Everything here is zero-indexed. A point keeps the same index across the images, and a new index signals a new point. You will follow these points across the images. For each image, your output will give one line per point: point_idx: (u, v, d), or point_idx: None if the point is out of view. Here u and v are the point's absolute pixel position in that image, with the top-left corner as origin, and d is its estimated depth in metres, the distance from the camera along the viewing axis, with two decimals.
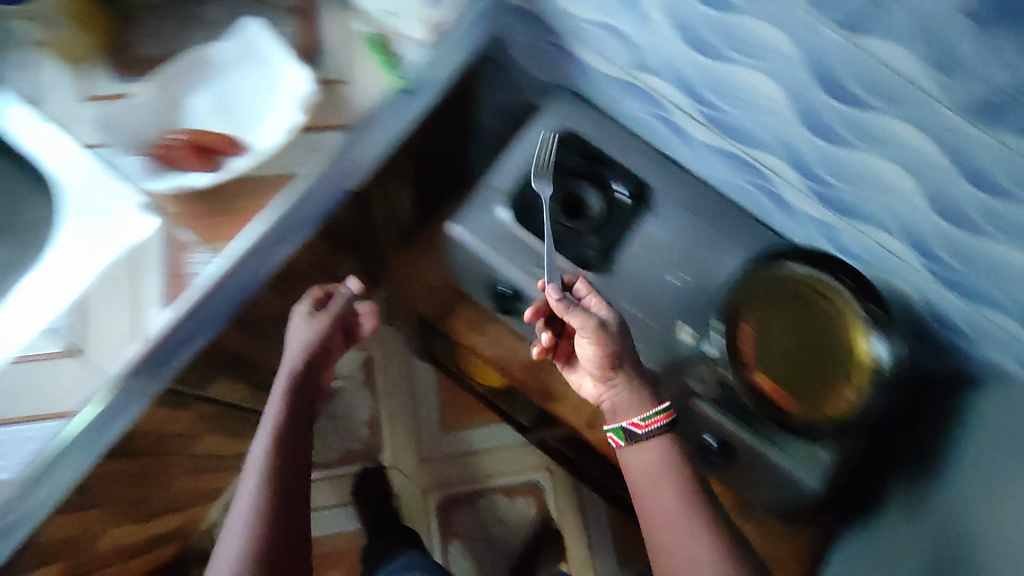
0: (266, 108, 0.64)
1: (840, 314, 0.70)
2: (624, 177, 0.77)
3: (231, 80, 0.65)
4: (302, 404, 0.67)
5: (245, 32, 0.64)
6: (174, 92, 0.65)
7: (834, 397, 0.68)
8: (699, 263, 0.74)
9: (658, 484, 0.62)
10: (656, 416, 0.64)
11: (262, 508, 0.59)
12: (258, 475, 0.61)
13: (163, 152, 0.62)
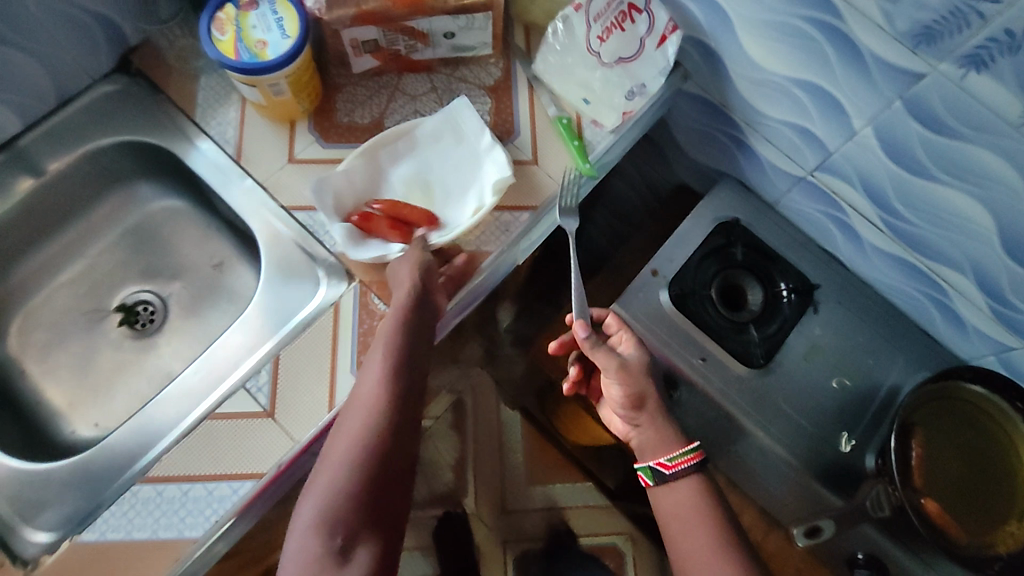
0: (465, 190, 0.64)
1: (1010, 441, 0.67)
2: (788, 275, 0.77)
3: (433, 158, 0.65)
4: (411, 337, 0.54)
5: (456, 114, 0.65)
6: (378, 165, 0.64)
7: (1005, 530, 0.65)
8: (860, 368, 0.74)
9: (689, 528, 0.55)
10: (682, 456, 0.58)
11: (366, 441, 0.48)
12: (366, 397, 0.50)
13: (364, 223, 0.62)
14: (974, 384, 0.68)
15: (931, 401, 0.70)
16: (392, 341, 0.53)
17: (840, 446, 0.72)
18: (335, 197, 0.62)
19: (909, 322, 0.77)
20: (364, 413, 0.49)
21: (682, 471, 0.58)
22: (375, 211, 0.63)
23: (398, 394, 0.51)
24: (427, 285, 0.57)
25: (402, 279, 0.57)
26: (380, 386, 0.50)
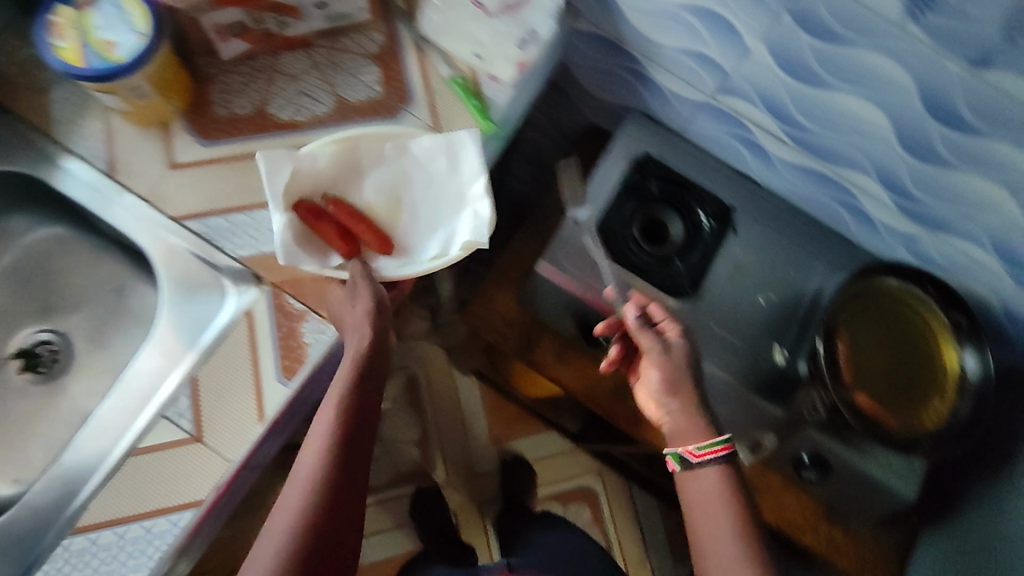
0: (434, 217, 0.64)
1: (927, 324, 0.72)
2: (705, 202, 0.78)
3: (414, 180, 0.63)
4: (361, 386, 0.54)
5: (459, 142, 0.61)
6: (353, 162, 0.62)
7: (931, 406, 0.70)
8: (785, 280, 0.76)
9: (710, 512, 0.56)
10: (713, 446, 0.58)
11: (318, 502, 0.48)
12: (313, 468, 0.49)
13: (313, 216, 0.60)
14: (889, 277, 0.73)
15: (851, 298, 0.72)
16: (342, 408, 0.52)
17: (774, 357, 0.74)
18: (291, 176, 0.59)
19: (822, 228, 0.80)
20: (313, 486, 0.49)
21: (713, 461, 0.58)
22: (330, 210, 0.61)
23: (346, 469, 0.50)
24: (382, 335, 0.56)
25: (358, 328, 0.55)
26: (331, 456, 0.50)
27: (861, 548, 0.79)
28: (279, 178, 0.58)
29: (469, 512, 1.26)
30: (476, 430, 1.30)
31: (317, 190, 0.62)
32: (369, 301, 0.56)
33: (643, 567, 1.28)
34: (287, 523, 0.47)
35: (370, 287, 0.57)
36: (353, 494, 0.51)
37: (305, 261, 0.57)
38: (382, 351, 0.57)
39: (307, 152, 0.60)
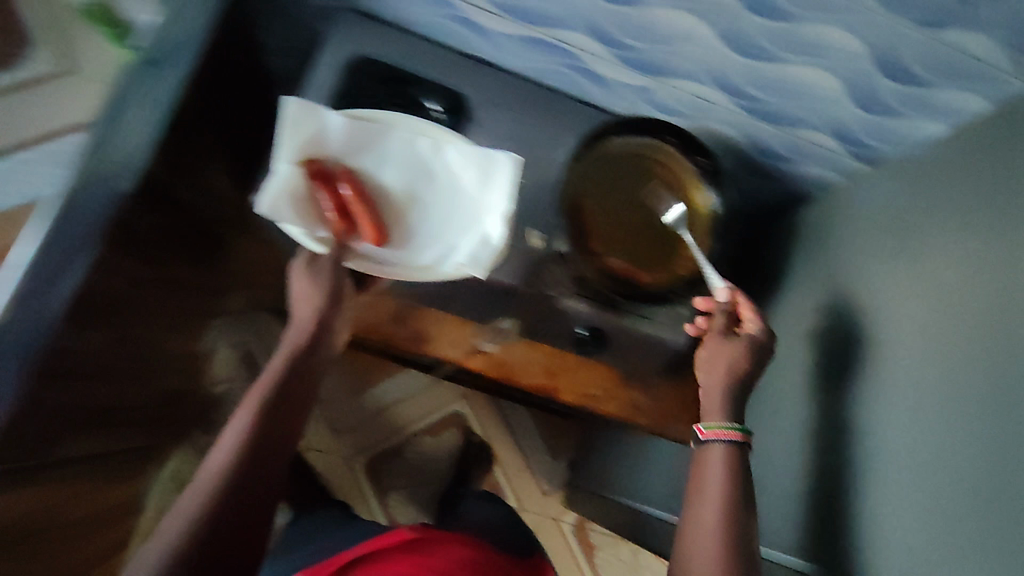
0: (463, 220, 0.71)
1: (669, 172, 0.73)
2: (435, 96, 0.72)
3: (433, 181, 0.71)
4: (280, 388, 0.61)
5: (497, 162, 0.69)
6: (375, 142, 0.68)
7: (681, 251, 0.73)
8: (532, 160, 0.74)
9: (711, 480, 0.62)
10: (730, 429, 0.64)
11: (219, 480, 0.54)
12: (223, 454, 0.55)
13: (319, 181, 0.65)
14: (618, 137, 0.71)
15: (589, 167, 0.71)
16: (263, 407, 0.59)
17: (529, 241, 0.72)
18: (316, 134, 0.66)
19: (567, 99, 0.76)
20: (227, 466, 0.54)
21: (718, 440, 0.64)
22: (339, 180, 0.67)
23: (256, 462, 0.56)
24: (314, 342, 0.64)
25: (301, 323, 0.64)
26: (240, 444, 0.56)
27: (665, 403, 0.82)
28: (302, 131, 0.65)
29: (338, 468, 1.23)
30: (329, 387, 1.25)
31: (335, 156, 0.67)
32: (320, 292, 0.64)
33: (525, 470, 1.32)
34: (199, 491, 0.53)
35: (331, 272, 0.65)
36: (257, 484, 0.56)
37: (289, 219, 0.63)
38: (312, 359, 0.64)
39: (337, 123, 0.66)
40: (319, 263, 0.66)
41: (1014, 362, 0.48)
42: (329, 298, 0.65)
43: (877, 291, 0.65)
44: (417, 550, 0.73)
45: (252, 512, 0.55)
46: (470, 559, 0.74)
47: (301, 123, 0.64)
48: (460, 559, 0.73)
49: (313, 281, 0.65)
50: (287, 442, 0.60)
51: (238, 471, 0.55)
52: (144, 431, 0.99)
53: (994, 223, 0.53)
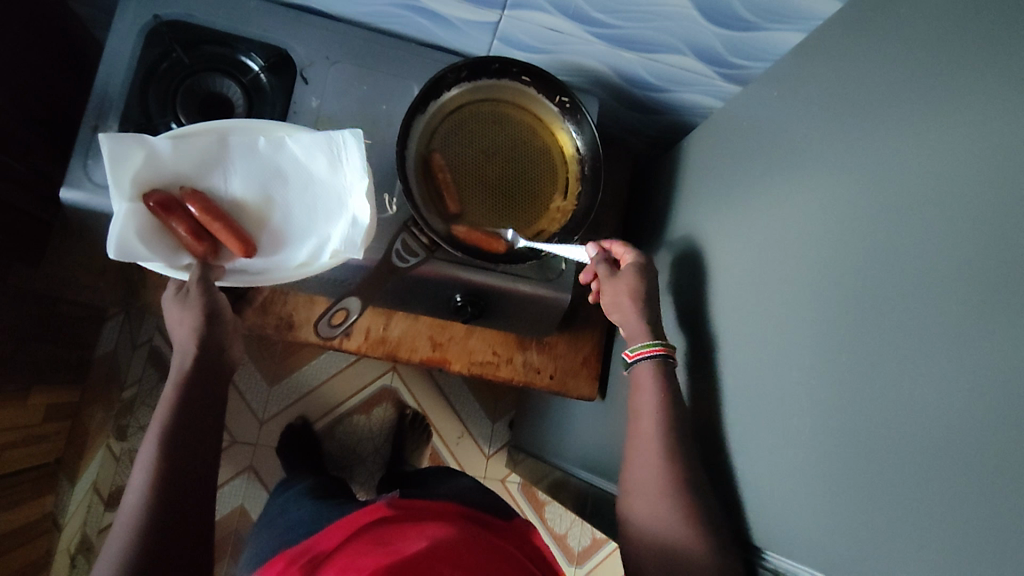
0: (334, 213, 0.62)
1: (528, 116, 0.69)
2: (254, 55, 0.64)
3: (289, 179, 0.62)
4: (203, 369, 0.58)
5: (341, 142, 0.60)
6: (215, 154, 0.60)
7: (550, 200, 0.69)
8: (375, 119, 0.67)
9: (646, 405, 0.60)
10: (650, 347, 0.61)
11: (157, 472, 0.51)
12: (138, 492, 0.50)
13: (164, 211, 0.57)
14: (453, 89, 0.66)
15: (433, 121, 0.66)
16: (169, 434, 0.53)
17: (385, 209, 0.66)
18: (144, 165, 0.57)
19: (410, 46, 0.69)
20: (145, 501, 0.49)
21: (647, 359, 0.61)
22: (185, 204, 0.59)
23: (177, 492, 0.51)
24: (208, 359, 0.58)
25: (182, 346, 0.57)
26: (164, 433, 0.53)
27: (563, 359, 0.79)
28: (128, 165, 0.56)
29: (268, 459, 1.19)
30: (245, 378, 1.19)
31: (175, 180, 0.59)
32: (195, 319, 0.57)
33: (466, 435, 1.29)
34: (123, 528, 0.48)
35: (200, 296, 0.58)
36: (185, 516, 0.51)
37: (143, 256, 0.56)
38: (217, 381, 0.59)
39: (162, 145, 0.57)
40: (188, 292, 0.58)
41: (880, 285, 0.43)
42: (206, 319, 0.57)
43: (749, 218, 0.61)
44: (402, 530, 0.56)
45: (193, 544, 0.50)
46: (460, 537, 0.56)
47: (120, 158, 0.55)
48: (452, 537, 0.55)
49: (181, 313, 0.57)
50: (209, 472, 0.55)
51: (161, 504, 0.49)
52: (43, 445, 0.94)
53: (863, 137, 0.48)
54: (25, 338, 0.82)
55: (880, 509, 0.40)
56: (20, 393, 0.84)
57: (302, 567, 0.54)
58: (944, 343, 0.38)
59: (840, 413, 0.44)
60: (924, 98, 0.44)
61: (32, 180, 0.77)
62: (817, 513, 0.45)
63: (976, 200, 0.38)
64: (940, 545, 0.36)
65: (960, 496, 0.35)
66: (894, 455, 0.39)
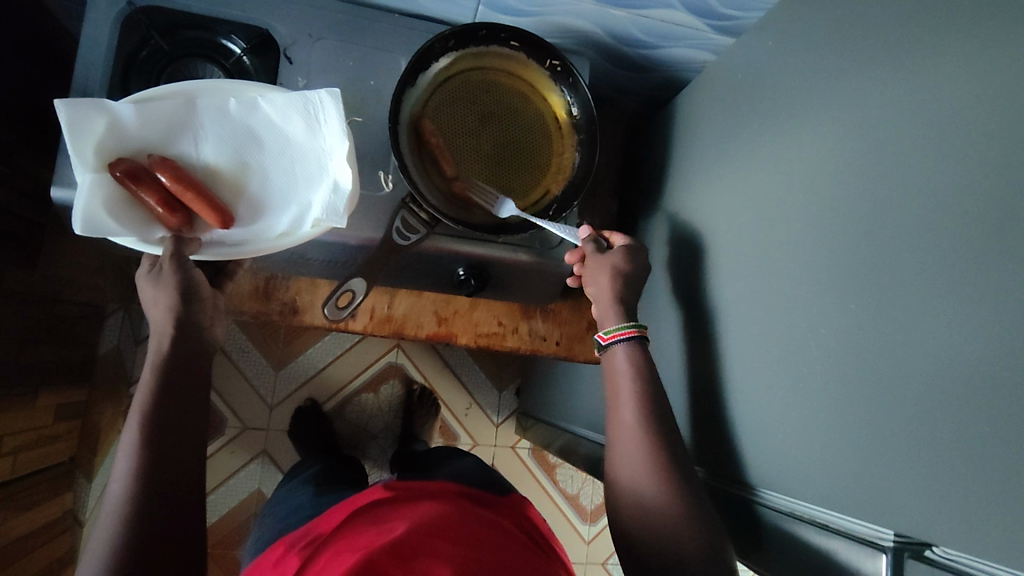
0: (313, 177, 0.61)
1: (519, 82, 0.68)
2: (235, 38, 0.63)
3: (264, 143, 0.61)
4: (179, 360, 0.58)
5: (317, 102, 0.58)
6: (184, 119, 0.58)
7: (547, 165, 0.68)
8: (363, 96, 0.66)
9: (621, 384, 0.61)
10: (623, 328, 0.62)
11: (139, 465, 0.51)
12: (122, 482, 0.51)
13: (132, 181, 0.56)
14: (442, 59, 0.64)
15: (423, 94, 0.65)
16: (150, 423, 0.54)
17: (382, 186, 0.66)
18: (107, 132, 0.56)
19: (393, 17, 0.67)
20: (131, 489, 0.50)
21: (620, 341, 0.62)
22: (155, 172, 0.57)
23: (162, 478, 0.52)
24: (184, 343, 0.59)
25: (158, 326, 0.58)
26: (143, 423, 0.54)
27: (569, 325, 0.79)
28: (91, 134, 0.55)
29: (281, 442, 1.20)
30: (251, 364, 1.20)
31: (143, 147, 0.58)
32: (170, 298, 0.57)
33: (473, 406, 1.30)
34: (109, 515, 0.49)
35: (174, 273, 0.58)
36: (173, 501, 0.52)
37: (114, 230, 0.56)
38: (197, 366, 0.59)
39: (126, 111, 0.56)
40: (161, 269, 0.58)
41: (878, 233, 0.44)
42: (182, 297, 0.58)
43: (747, 171, 0.61)
44: (396, 510, 0.57)
45: (186, 527, 0.52)
46: (456, 514, 0.56)
47: (78, 124, 0.54)
48: (445, 514, 0.56)
49: (155, 290, 0.58)
50: (197, 460, 0.56)
51: (147, 492, 0.50)
52: (57, 445, 0.95)
53: (861, 84, 0.48)
54: (30, 341, 0.82)
55: (883, 452, 0.41)
56: (29, 397, 0.84)
57: (302, 550, 0.55)
58: (945, 288, 0.38)
59: (845, 363, 0.45)
60: (919, 43, 0.43)
61: (18, 180, 0.76)
62: (822, 460, 0.46)
63: (973, 145, 0.38)
64: (943, 484, 0.37)
65: (963, 437, 0.36)
66: (898, 400, 0.40)
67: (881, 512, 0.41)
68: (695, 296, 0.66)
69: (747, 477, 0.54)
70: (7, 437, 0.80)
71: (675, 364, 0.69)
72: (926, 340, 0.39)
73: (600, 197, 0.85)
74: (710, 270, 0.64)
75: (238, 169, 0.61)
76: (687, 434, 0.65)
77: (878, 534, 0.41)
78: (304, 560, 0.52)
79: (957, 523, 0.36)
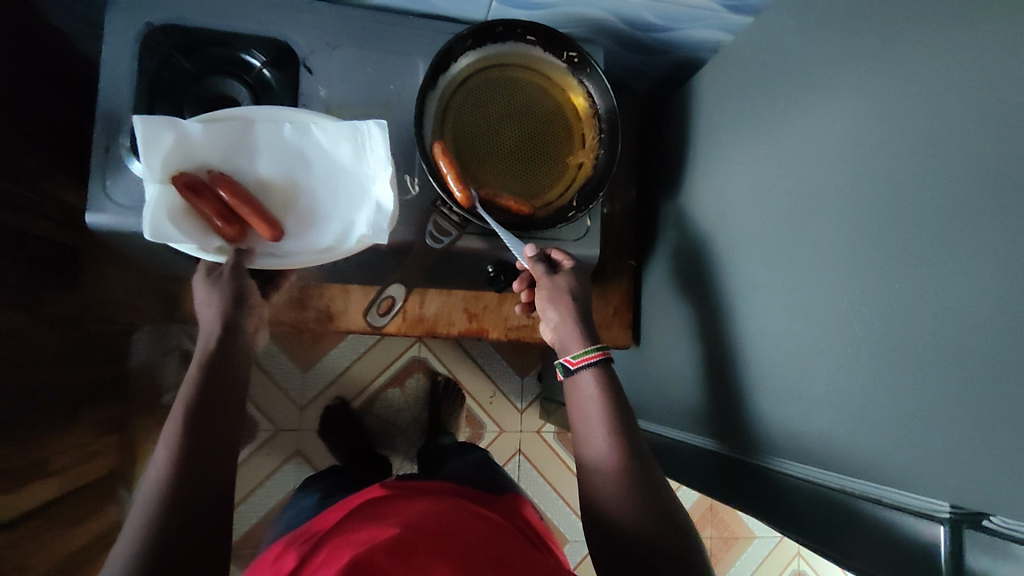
0: (356, 201, 0.62)
1: (536, 77, 0.68)
2: (256, 52, 0.63)
3: (313, 164, 0.61)
4: (223, 358, 0.60)
5: (366, 131, 0.59)
6: (245, 141, 0.59)
7: (568, 157, 0.68)
8: (384, 102, 0.67)
9: (586, 412, 0.59)
10: (588, 354, 0.60)
11: (181, 451, 0.52)
12: (161, 466, 0.51)
13: (194, 194, 0.56)
14: (461, 59, 0.65)
15: (444, 95, 0.65)
16: (193, 414, 0.55)
17: (408, 190, 0.66)
18: (176, 150, 0.56)
19: (408, 19, 0.67)
20: (164, 483, 0.49)
21: (587, 366, 0.60)
22: (215, 188, 0.58)
23: (193, 477, 0.51)
24: (229, 345, 0.61)
25: (208, 326, 0.61)
26: (186, 413, 0.55)
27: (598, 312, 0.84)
28: (159, 146, 0.55)
29: (313, 441, 1.22)
30: (278, 367, 1.21)
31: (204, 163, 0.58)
32: (223, 301, 0.61)
33: (498, 394, 1.32)
34: (142, 510, 0.48)
35: (230, 280, 0.61)
36: (208, 494, 0.51)
37: (176, 237, 0.56)
38: (237, 369, 0.61)
39: (194, 130, 0.56)
40: (219, 275, 0.61)
41: (908, 210, 0.44)
42: (234, 301, 0.61)
43: (768, 151, 0.61)
44: (399, 507, 0.58)
45: (216, 516, 0.50)
46: (455, 509, 0.58)
47: (148, 132, 0.54)
48: (444, 513, 0.57)
49: (215, 296, 0.61)
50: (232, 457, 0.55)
51: (181, 483, 0.50)
52: (99, 459, 0.97)
53: (879, 63, 0.48)
54: (68, 361, 0.84)
55: (925, 429, 0.42)
56: (71, 416, 0.86)
57: (299, 548, 0.55)
58: (979, 262, 0.39)
59: (883, 343, 0.46)
60: (939, 20, 0.44)
61: (48, 206, 0.77)
62: (866, 438, 0.47)
63: (1001, 121, 0.38)
64: (988, 454, 0.38)
65: (1002, 407, 0.37)
66: (939, 376, 0.41)
67: (930, 485, 0.42)
68: (718, 276, 0.67)
69: (779, 449, 0.56)
70: (53, 456, 0.82)
71: (702, 344, 0.70)
72: (962, 315, 0.40)
73: (619, 183, 0.86)
74: (731, 249, 0.65)
75: (289, 188, 0.62)
76: (719, 413, 0.66)
77: (934, 506, 0.42)
78: (306, 556, 0.53)
79: (1004, 490, 0.37)
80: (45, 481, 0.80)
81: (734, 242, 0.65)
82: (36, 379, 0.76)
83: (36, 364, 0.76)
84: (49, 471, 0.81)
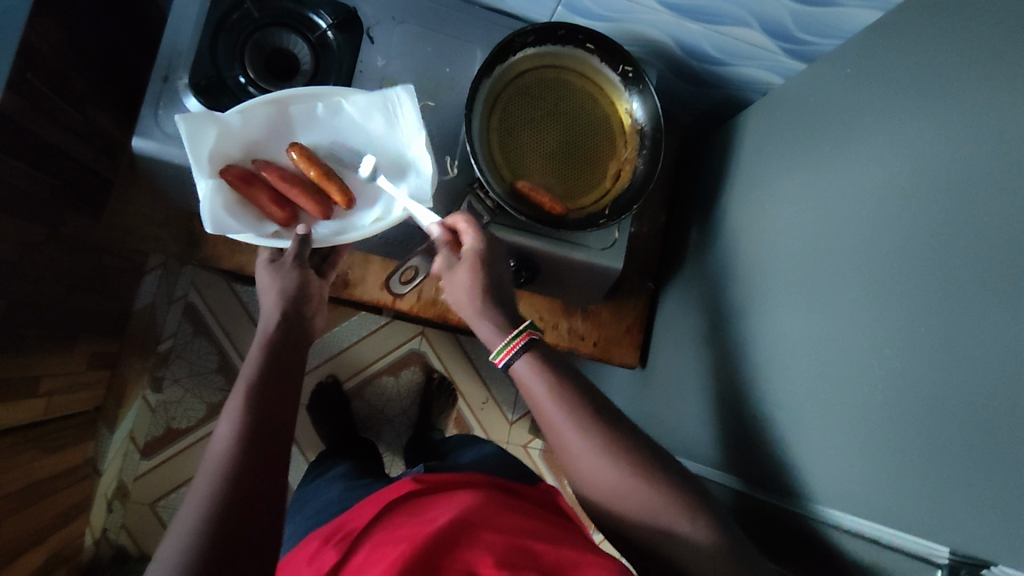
0: (395, 170, 0.64)
1: (587, 84, 0.69)
2: (323, 13, 0.65)
3: (349, 141, 0.64)
4: (285, 335, 0.57)
5: (394, 99, 0.61)
6: (282, 124, 0.62)
7: (608, 167, 0.69)
8: (436, 82, 0.68)
9: (542, 401, 0.54)
10: (507, 345, 0.55)
11: (241, 430, 0.49)
12: (221, 445, 0.48)
13: (245, 184, 0.59)
14: (520, 52, 0.66)
15: (497, 85, 0.66)
16: (255, 389, 0.51)
17: (446, 171, 0.67)
18: (217, 141, 0.59)
19: (472, 8, 0.69)
20: (223, 466, 0.46)
21: (512, 357, 0.55)
22: (263, 176, 0.61)
23: (254, 456, 0.48)
24: (291, 328, 0.58)
25: (270, 312, 0.58)
26: (248, 386, 0.52)
27: (606, 327, 0.85)
28: (206, 142, 0.58)
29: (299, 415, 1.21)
30: None
31: (246, 153, 0.61)
32: (287, 285, 0.59)
33: (490, 401, 1.31)
34: (201, 495, 0.45)
35: (295, 264, 0.60)
36: (268, 478, 0.47)
37: (233, 227, 0.59)
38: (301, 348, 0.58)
39: (233, 118, 0.59)
40: (282, 261, 0.60)
41: (935, 259, 0.44)
42: (297, 289, 0.59)
43: (803, 188, 0.62)
44: (435, 502, 0.57)
45: (274, 500, 0.47)
46: (493, 504, 0.56)
47: (195, 134, 0.57)
48: (483, 502, 0.55)
49: (279, 281, 0.59)
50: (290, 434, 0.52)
51: (239, 465, 0.46)
52: (87, 392, 0.96)
53: (923, 114, 0.49)
54: (77, 287, 0.84)
55: (926, 474, 0.41)
56: (67, 342, 0.86)
57: (337, 543, 0.55)
58: (995, 314, 0.39)
59: (892, 382, 0.45)
60: (986, 78, 0.44)
61: (92, 131, 0.79)
62: (868, 479, 0.46)
63: None
64: (984, 505, 0.37)
65: (999, 460, 0.37)
66: (945, 423, 0.41)
67: (923, 533, 0.41)
68: (740, 307, 0.67)
69: (791, 485, 0.55)
70: (44, 377, 0.81)
71: (713, 373, 0.69)
72: (971, 365, 0.39)
73: (649, 205, 0.87)
74: (756, 282, 0.66)
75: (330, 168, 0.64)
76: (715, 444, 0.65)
77: (932, 551, 0.40)
78: (345, 552, 0.53)
79: (997, 543, 0.36)
80: (31, 401, 0.79)
81: (761, 273, 0.65)
82: (44, 297, 0.77)
83: (47, 282, 0.76)
84: (36, 392, 0.80)
